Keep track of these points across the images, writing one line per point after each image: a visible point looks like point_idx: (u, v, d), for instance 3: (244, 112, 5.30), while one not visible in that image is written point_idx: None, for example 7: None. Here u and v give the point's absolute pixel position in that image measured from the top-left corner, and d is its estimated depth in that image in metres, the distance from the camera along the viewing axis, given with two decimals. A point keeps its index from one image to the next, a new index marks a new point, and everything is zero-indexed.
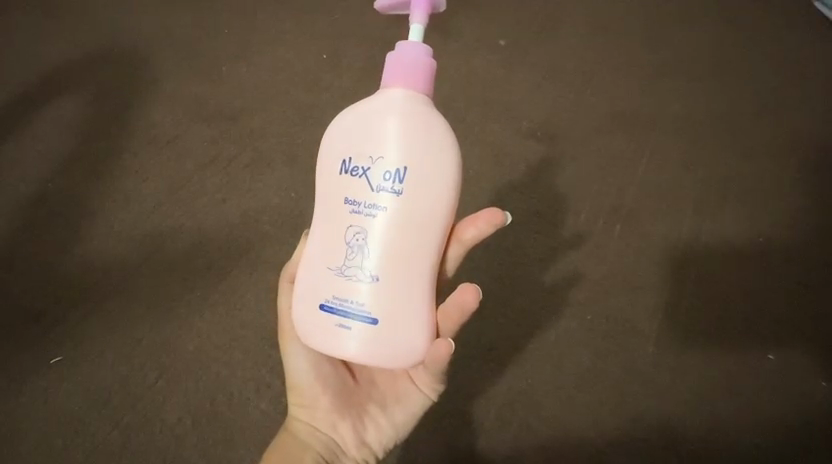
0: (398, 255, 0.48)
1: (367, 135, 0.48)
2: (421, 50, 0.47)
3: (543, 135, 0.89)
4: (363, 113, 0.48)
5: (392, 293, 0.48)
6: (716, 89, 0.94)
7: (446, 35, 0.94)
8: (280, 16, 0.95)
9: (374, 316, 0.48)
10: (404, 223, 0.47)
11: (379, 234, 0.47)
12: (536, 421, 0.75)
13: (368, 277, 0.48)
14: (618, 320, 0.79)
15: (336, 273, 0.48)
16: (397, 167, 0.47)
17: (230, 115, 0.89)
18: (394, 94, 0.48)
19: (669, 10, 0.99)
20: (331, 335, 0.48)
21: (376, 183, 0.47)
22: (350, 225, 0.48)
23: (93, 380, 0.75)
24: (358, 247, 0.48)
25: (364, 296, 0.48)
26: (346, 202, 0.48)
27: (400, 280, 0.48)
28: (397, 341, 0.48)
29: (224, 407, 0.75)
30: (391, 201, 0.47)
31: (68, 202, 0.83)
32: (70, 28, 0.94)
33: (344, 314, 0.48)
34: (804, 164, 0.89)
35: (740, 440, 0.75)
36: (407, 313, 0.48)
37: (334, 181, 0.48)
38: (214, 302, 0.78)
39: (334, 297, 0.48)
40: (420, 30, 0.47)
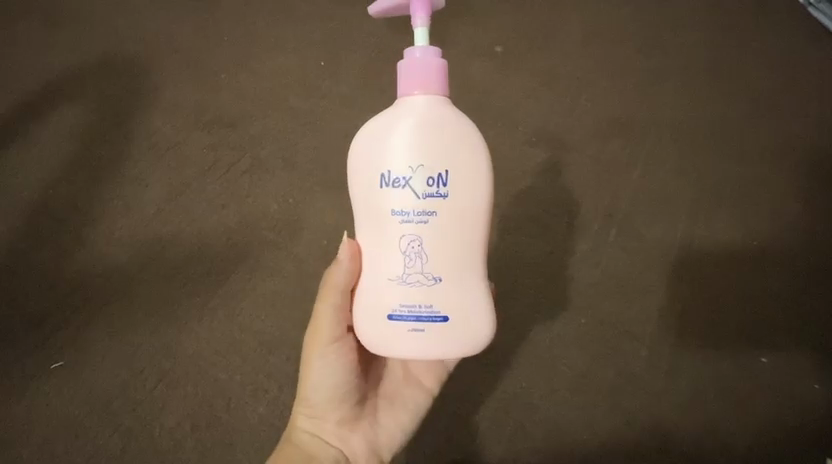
0: (451, 253, 0.51)
1: (403, 146, 0.50)
2: (432, 52, 0.50)
3: (539, 141, 0.90)
4: (391, 126, 0.51)
5: (457, 288, 0.51)
6: (711, 93, 0.94)
7: (443, 42, 0.96)
8: (278, 23, 0.96)
9: (444, 314, 0.51)
10: (455, 220, 0.51)
11: (436, 237, 0.50)
12: (530, 423, 0.76)
13: (430, 280, 0.51)
14: (613, 324, 0.80)
15: (399, 282, 0.51)
16: (438, 170, 0.50)
17: (230, 123, 0.90)
18: (413, 100, 0.51)
19: (667, 12, 0.98)
20: (405, 341, 0.51)
21: (422, 190, 0.50)
22: (404, 234, 0.51)
23: (93, 385, 0.76)
24: (416, 252, 0.51)
25: (432, 297, 0.51)
26: (396, 214, 0.51)
27: (462, 276, 0.51)
28: (464, 334, 0.51)
29: (223, 411, 0.76)
30: (440, 204, 0.50)
31: (69, 209, 0.84)
32: (71, 36, 0.95)
33: (414, 318, 0.51)
34: (797, 168, 0.90)
35: (729, 441, 0.77)
36: (473, 303, 0.52)
37: (381, 197, 0.51)
38: (213, 307, 0.79)
39: (402, 305, 0.51)
40: (425, 27, 0.50)
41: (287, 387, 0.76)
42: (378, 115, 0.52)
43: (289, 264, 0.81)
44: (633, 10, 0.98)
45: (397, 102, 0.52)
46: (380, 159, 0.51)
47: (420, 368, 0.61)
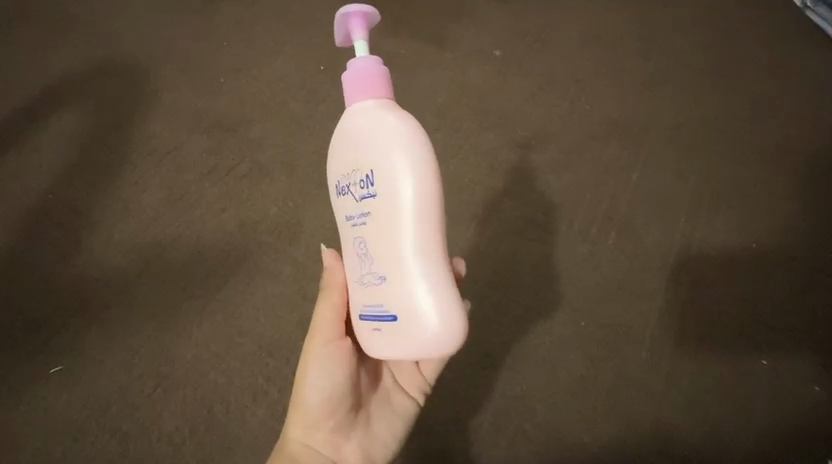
0: (393, 248, 0.46)
1: (341, 156, 0.49)
2: (355, 60, 0.47)
3: (537, 144, 0.90)
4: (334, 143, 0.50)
5: (401, 285, 0.45)
6: (707, 97, 0.95)
7: (441, 50, 0.98)
8: (279, 31, 0.98)
9: (393, 312, 0.46)
10: (388, 215, 0.46)
11: (377, 235, 0.46)
12: (532, 426, 0.75)
13: (377, 279, 0.47)
14: (613, 326, 0.79)
15: (357, 284, 0.49)
16: (365, 171, 0.47)
17: (230, 126, 0.91)
18: None
19: (658, 21, 1.02)
20: (370, 344, 0.48)
21: (357, 192, 0.47)
22: (353, 238, 0.48)
23: (91, 389, 0.75)
24: (362, 256, 0.48)
25: (381, 296, 0.47)
26: (346, 220, 0.49)
27: (404, 273, 0.45)
28: (416, 331, 0.45)
29: (221, 415, 0.75)
30: (371, 203, 0.47)
31: (69, 214, 0.84)
32: (74, 44, 0.96)
33: (372, 318, 0.48)
34: (795, 170, 0.90)
35: (736, 446, 0.76)
36: (416, 298, 0.45)
37: (336, 209, 0.50)
38: (213, 311, 0.79)
39: (364, 306, 0.49)
40: (363, 45, 0.48)
41: (286, 390, 0.76)
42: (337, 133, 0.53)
43: (289, 267, 0.81)
44: (625, 19, 1.02)
45: None
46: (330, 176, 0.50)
47: (412, 376, 0.58)
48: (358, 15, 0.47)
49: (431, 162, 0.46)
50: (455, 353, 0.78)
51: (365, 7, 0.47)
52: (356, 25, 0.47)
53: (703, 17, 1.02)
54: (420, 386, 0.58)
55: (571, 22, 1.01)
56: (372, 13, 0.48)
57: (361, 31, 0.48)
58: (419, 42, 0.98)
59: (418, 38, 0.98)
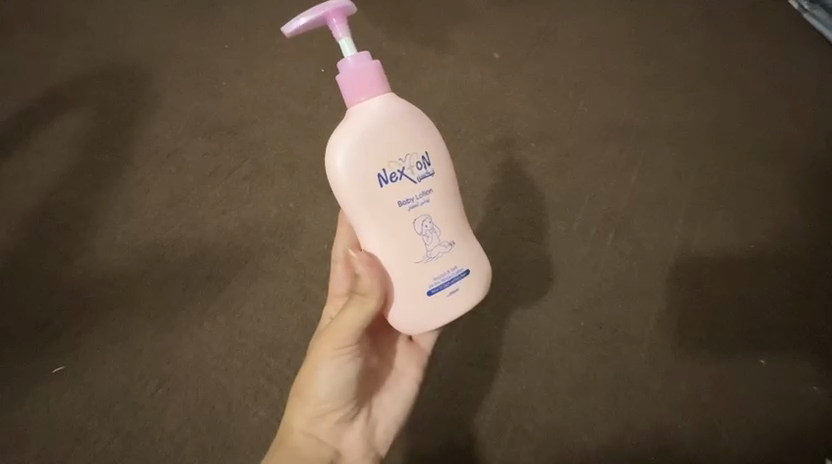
0: (456, 216, 0.53)
1: (384, 143, 0.49)
2: (359, 59, 0.48)
3: (536, 146, 0.91)
4: (352, 136, 0.49)
5: (470, 243, 0.54)
6: (705, 99, 0.96)
7: (441, 53, 0.98)
8: (280, 35, 0.99)
9: (468, 269, 0.53)
10: (447, 188, 0.52)
11: (440, 210, 0.52)
12: (532, 426, 0.76)
13: (448, 246, 0.52)
14: (612, 327, 0.80)
15: (423, 261, 0.51)
16: (421, 152, 0.50)
17: (231, 129, 0.91)
18: (369, 104, 0.49)
19: (657, 25, 1.03)
20: (447, 309, 0.53)
21: (415, 174, 0.50)
22: (414, 219, 0.50)
23: (93, 389, 0.76)
24: (429, 231, 0.51)
25: (455, 260, 0.53)
26: (402, 205, 0.50)
27: (466, 236, 0.54)
28: (487, 275, 0.55)
29: (223, 415, 0.75)
30: (432, 181, 0.51)
31: (71, 215, 0.85)
32: (76, 48, 0.97)
33: (447, 283, 0.52)
34: (793, 171, 0.91)
35: (735, 445, 0.76)
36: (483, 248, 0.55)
37: (383, 197, 0.50)
38: (214, 312, 0.80)
39: (433, 279, 0.52)
40: (349, 42, 0.49)
41: (287, 390, 0.76)
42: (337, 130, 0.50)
43: (289, 268, 0.82)
44: (623, 22, 1.03)
45: (352, 111, 0.49)
46: (366, 165, 0.49)
47: (409, 365, 0.59)
48: (343, 10, 0.48)
49: None
50: (455, 353, 0.78)
51: (346, 3, 0.48)
52: (340, 26, 0.48)
53: (701, 20, 1.03)
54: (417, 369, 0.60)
55: (570, 25, 1.02)
56: (349, 9, 0.48)
57: (344, 27, 0.48)
58: (419, 46, 0.99)
59: (418, 42, 0.99)
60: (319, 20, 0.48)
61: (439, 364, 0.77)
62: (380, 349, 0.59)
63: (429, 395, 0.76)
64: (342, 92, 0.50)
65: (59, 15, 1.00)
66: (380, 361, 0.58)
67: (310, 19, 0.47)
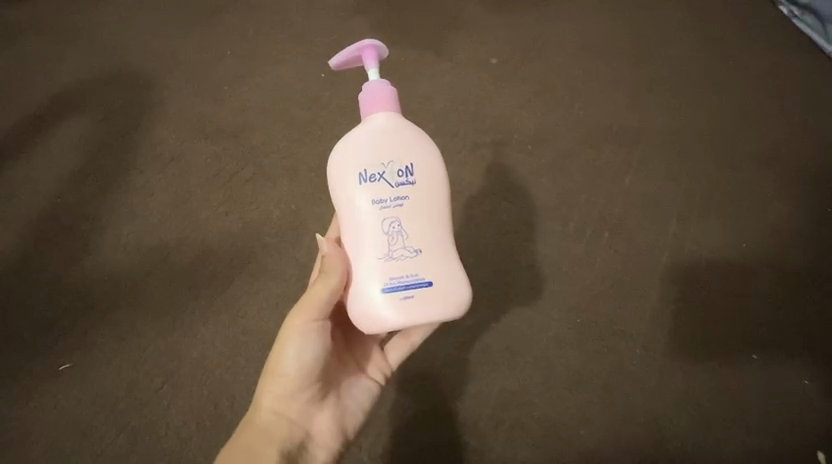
0: (430, 229, 0.53)
1: (375, 146, 0.53)
2: (381, 82, 0.54)
3: (533, 148, 0.93)
4: (354, 136, 0.54)
5: (439, 258, 0.53)
6: (695, 102, 0.99)
7: (437, 60, 1.02)
8: (281, 43, 1.04)
9: (429, 279, 0.53)
10: (426, 201, 0.53)
11: (413, 217, 0.53)
12: (530, 421, 0.76)
13: (412, 252, 0.53)
14: (607, 323, 0.81)
15: (384, 259, 0.53)
16: (406, 163, 0.53)
17: (235, 133, 0.94)
18: (373, 115, 0.54)
19: (646, 31, 1.06)
20: (398, 312, 0.52)
21: (394, 180, 0.52)
22: (383, 219, 0.53)
23: (99, 386, 0.77)
24: (395, 231, 0.53)
25: (416, 267, 0.53)
26: (374, 203, 0.53)
27: (439, 249, 0.54)
28: (450, 294, 0.53)
29: (227, 410, 0.76)
30: (411, 190, 0.53)
31: (77, 217, 0.87)
32: (85, 59, 1.01)
33: (404, 287, 0.52)
34: (783, 171, 0.93)
35: (730, 438, 0.77)
36: (453, 268, 0.54)
37: (359, 193, 0.53)
38: (217, 311, 0.81)
39: (390, 278, 0.52)
40: (376, 72, 0.55)
41: None
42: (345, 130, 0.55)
43: (292, 268, 0.83)
44: (613, 28, 1.06)
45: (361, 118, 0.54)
46: (356, 162, 0.53)
47: (377, 354, 0.62)
48: (376, 48, 0.55)
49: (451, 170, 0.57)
50: (452, 350, 0.79)
51: (382, 44, 0.55)
52: (372, 60, 0.55)
53: (688, 26, 1.07)
54: (385, 368, 0.62)
55: (562, 32, 1.06)
56: (383, 49, 0.56)
57: (373, 60, 0.55)
58: (414, 52, 1.03)
59: (414, 48, 1.03)
60: (354, 52, 0.55)
61: (437, 361, 0.78)
62: (352, 346, 0.61)
63: (426, 390, 0.77)
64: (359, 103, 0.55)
65: (70, 27, 1.04)
66: (349, 355, 0.60)
67: (346, 53, 0.55)
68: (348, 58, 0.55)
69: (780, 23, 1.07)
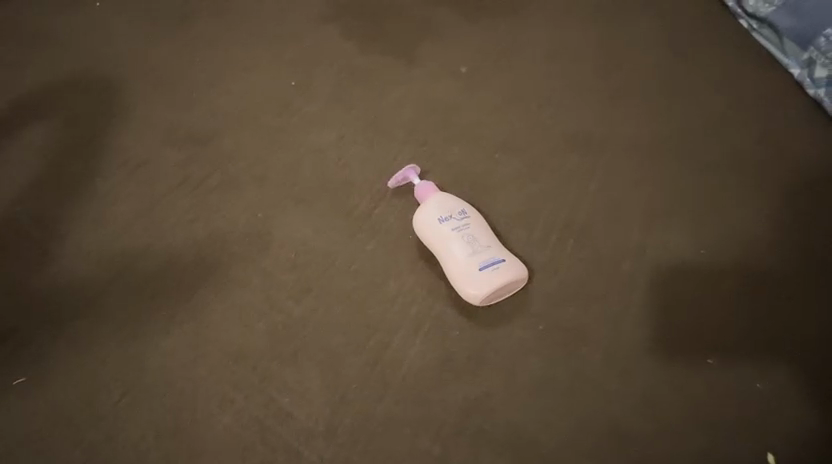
0: (488, 236, 0.82)
1: (435, 202, 0.83)
2: (430, 180, 0.85)
3: (500, 156, 0.95)
4: (418, 208, 0.84)
5: (501, 248, 0.81)
6: (658, 111, 1.02)
7: (409, 68, 1.04)
8: (252, 50, 1.04)
9: (501, 256, 0.80)
10: (476, 216, 0.83)
11: (476, 229, 0.82)
12: (492, 428, 0.73)
13: (484, 247, 0.80)
14: (571, 328, 0.80)
15: (472, 256, 0.79)
16: (459, 202, 0.84)
17: (203, 140, 0.94)
18: (430, 194, 0.84)
19: (611, 43, 1.10)
20: (494, 280, 0.77)
21: (458, 212, 0.82)
22: (461, 235, 0.80)
23: (52, 399, 0.74)
24: (482, 244, 0.80)
25: (491, 256, 0.79)
26: (453, 230, 0.81)
27: (499, 245, 0.81)
28: (517, 261, 0.81)
29: (186, 423, 0.72)
30: (468, 213, 0.83)
31: (37, 224, 0.85)
32: (51, 64, 1.00)
33: (489, 264, 0.78)
34: (743, 178, 0.95)
35: (697, 444, 0.74)
36: (506, 249, 0.82)
37: (441, 231, 0.81)
38: (178, 319, 0.79)
39: (481, 263, 0.78)
40: (421, 178, 0.86)
41: (253, 396, 0.74)
42: (417, 208, 0.84)
43: (257, 275, 0.82)
44: (579, 41, 1.10)
45: (426, 198, 0.83)
46: (426, 214, 0.82)
47: None
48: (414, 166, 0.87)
49: (472, 208, 0.85)
50: (416, 360, 0.77)
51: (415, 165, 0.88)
52: (415, 172, 0.86)
53: (650, 40, 1.11)
54: None
55: (530, 43, 1.09)
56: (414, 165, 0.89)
57: (415, 170, 0.86)
58: (385, 61, 1.04)
59: (385, 57, 1.05)
60: (404, 173, 0.86)
61: (401, 369, 0.76)
62: None
63: (386, 399, 0.74)
64: (420, 192, 0.84)
65: (38, 33, 1.04)
66: None
67: (400, 174, 0.86)
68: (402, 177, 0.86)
69: (737, 37, 1.11)
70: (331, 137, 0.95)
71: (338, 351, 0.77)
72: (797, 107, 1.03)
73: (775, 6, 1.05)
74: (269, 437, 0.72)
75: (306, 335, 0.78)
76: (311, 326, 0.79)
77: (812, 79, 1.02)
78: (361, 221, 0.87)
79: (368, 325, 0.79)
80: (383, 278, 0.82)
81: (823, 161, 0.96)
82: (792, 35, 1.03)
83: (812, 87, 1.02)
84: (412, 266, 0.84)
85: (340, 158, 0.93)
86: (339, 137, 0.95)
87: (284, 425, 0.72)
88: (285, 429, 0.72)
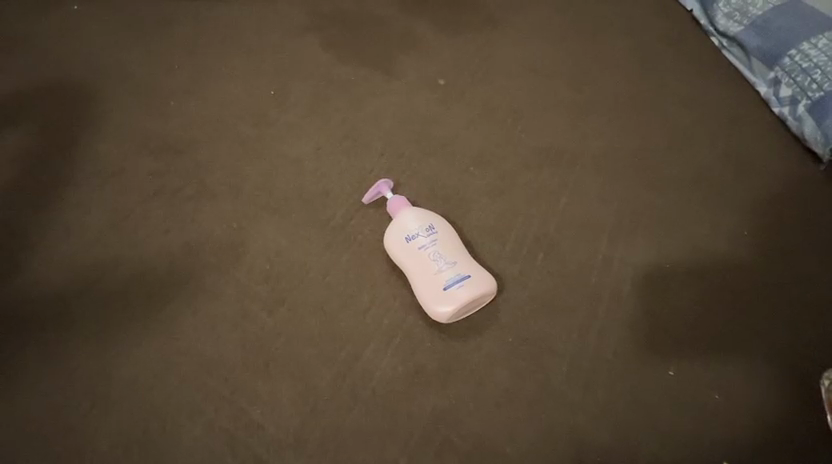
0: (456, 251, 0.83)
1: (403, 220, 0.84)
2: (399, 196, 0.87)
3: (475, 170, 0.97)
4: (390, 224, 0.86)
5: (469, 263, 0.82)
6: (628, 128, 1.05)
7: (387, 79, 1.05)
8: (231, 59, 1.05)
9: (468, 272, 0.81)
10: (446, 232, 0.85)
11: (445, 246, 0.83)
12: (459, 438, 0.75)
13: (450, 264, 0.81)
14: (539, 341, 0.82)
15: (438, 274, 0.80)
16: (430, 218, 0.85)
17: (179, 149, 0.94)
18: (400, 211, 0.85)
19: (585, 59, 1.13)
20: (460, 298, 0.79)
21: (427, 229, 0.84)
22: (428, 252, 0.82)
23: (19, 410, 0.73)
24: (447, 261, 0.81)
25: (457, 272, 0.81)
26: (421, 248, 0.83)
27: (467, 260, 0.83)
28: (486, 276, 0.82)
29: (157, 433, 0.73)
30: (437, 229, 0.84)
31: (9, 232, 0.85)
32: (27, 70, 1.00)
33: (455, 281, 0.80)
34: (707, 194, 0.98)
35: (658, 453, 0.76)
36: (475, 264, 0.83)
37: (409, 249, 0.83)
38: (150, 330, 0.79)
39: (447, 280, 0.80)
40: (392, 194, 0.87)
41: (224, 406, 0.75)
42: (387, 226, 0.86)
43: (231, 286, 0.83)
44: (554, 56, 1.12)
45: (395, 216, 0.85)
46: (396, 231, 0.84)
47: None
48: (385, 182, 0.88)
49: (444, 222, 0.86)
50: (387, 371, 0.78)
51: (388, 180, 0.89)
52: (387, 188, 0.87)
53: (622, 57, 1.14)
54: None
55: (507, 57, 1.11)
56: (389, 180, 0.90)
57: (386, 186, 0.87)
58: (364, 72, 1.06)
59: (364, 68, 1.06)
60: (376, 190, 0.87)
61: (371, 380, 0.78)
62: None
63: (357, 410, 0.76)
64: (391, 209, 0.86)
65: (15, 39, 1.03)
66: None
67: (372, 191, 0.88)
68: (374, 193, 0.88)
69: (706, 56, 1.15)
70: (308, 148, 0.96)
71: (309, 362, 0.78)
72: (762, 125, 1.06)
73: (744, 25, 1.10)
74: (239, 448, 0.72)
75: (278, 347, 0.79)
76: (283, 338, 0.80)
77: (778, 97, 1.05)
78: (336, 233, 0.88)
79: (340, 337, 0.80)
80: (356, 289, 0.84)
81: (785, 177, 1.00)
82: (759, 54, 1.07)
83: (777, 105, 1.05)
84: (385, 278, 0.85)
85: (317, 168, 0.94)
86: (316, 147, 0.96)
87: (254, 436, 0.73)
88: (256, 440, 0.73)
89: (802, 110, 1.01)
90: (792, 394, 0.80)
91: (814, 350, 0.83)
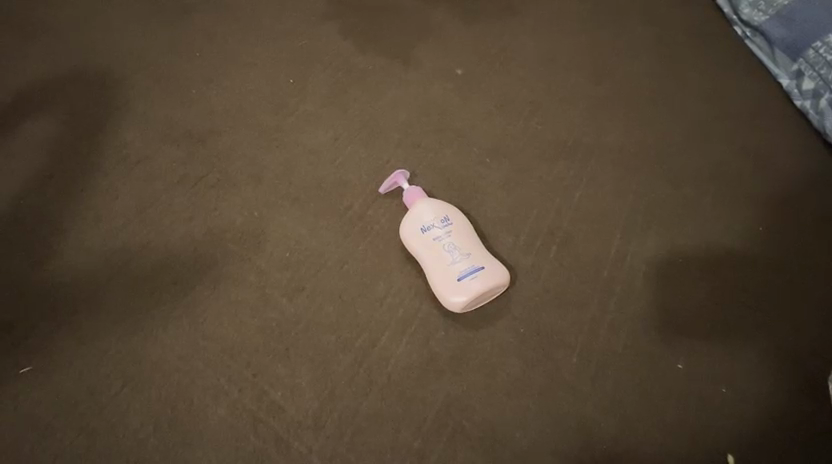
0: (470, 243, 0.85)
1: (418, 211, 0.86)
2: (415, 188, 0.88)
3: (490, 162, 0.98)
4: (405, 215, 0.88)
5: (482, 255, 0.84)
6: (645, 121, 1.04)
7: (404, 69, 1.06)
8: (251, 47, 1.06)
9: (482, 264, 0.83)
10: (460, 224, 0.86)
11: (459, 238, 0.85)
12: (470, 424, 0.77)
13: (464, 256, 0.83)
14: (549, 332, 0.84)
15: (451, 265, 0.82)
16: (445, 210, 0.86)
17: (200, 138, 0.96)
18: (416, 203, 0.87)
19: (603, 50, 1.12)
20: (472, 289, 0.81)
21: (442, 221, 0.85)
22: (442, 244, 0.84)
23: (55, 387, 0.77)
24: (461, 253, 0.83)
25: (471, 263, 0.83)
26: (436, 239, 0.84)
27: (481, 253, 0.85)
28: (499, 269, 0.83)
29: (184, 414, 0.76)
30: (452, 221, 0.86)
31: (40, 219, 0.88)
32: (49, 59, 1.02)
33: (468, 273, 0.82)
34: (723, 189, 0.97)
35: (665, 444, 0.78)
36: (489, 257, 0.85)
37: (424, 240, 0.85)
38: (176, 315, 0.82)
39: (461, 272, 0.82)
40: (408, 186, 0.89)
41: (246, 389, 0.78)
42: (404, 217, 0.88)
43: (251, 274, 0.85)
44: (571, 47, 1.12)
45: (411, 207, 0.87)
46: (411, 223, 0.86)
47: None
48: (401, 174, 0.89)
49: (458, 214, 0.87)
50: (401, 359, 0.81)
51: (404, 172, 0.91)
52: (403, 179, 0.89)
53: (642, 49, 1.13)
54: None
55: (525, 48, 1.11)
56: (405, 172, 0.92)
57: (402, 178, 0.89)
58: (381, 61, 1.06)
59: (381, 56, 1.07)
60: (392, 180, 0.89)
61: (386, 367, 0.80)
62: None
63: (372, 396, 0.78)
64: (407, 201, 0.88)
65: (39, 27, 1.06)
66: None
67: (388, 183, 0.89)
68: (390, 184, 0.89)
69: (728, 47, 1.14)
70: (326, 138, 0.98)
71: (328, 349, 0.81)
72: (782, 119, 1.05)
73: (769, 15, 1.07)
74: (260, 428, 0.76)
75: (297, 333, 0.82)
76: (302, 325, 0.82)
77: (800, 90, 1.03)
78: (354, 223, 0.90)
79: (357, 325, 0.83)
80: (372, 279, 0.86)
81: (803, 174, 0.99)
82: (783, 45, 1.05)
83: (799, 98, 1.04)
84: (400, 269, 0.87)
85: (335, 158, 0.96)
86: (333, 137, 0.98)
87: (275, 418, 0.76)
88: (276, 421, 0.76)
89: (823, 104, 0.99)
90: (799, 390, 0.82)
91: (824, 348, 0.84)
